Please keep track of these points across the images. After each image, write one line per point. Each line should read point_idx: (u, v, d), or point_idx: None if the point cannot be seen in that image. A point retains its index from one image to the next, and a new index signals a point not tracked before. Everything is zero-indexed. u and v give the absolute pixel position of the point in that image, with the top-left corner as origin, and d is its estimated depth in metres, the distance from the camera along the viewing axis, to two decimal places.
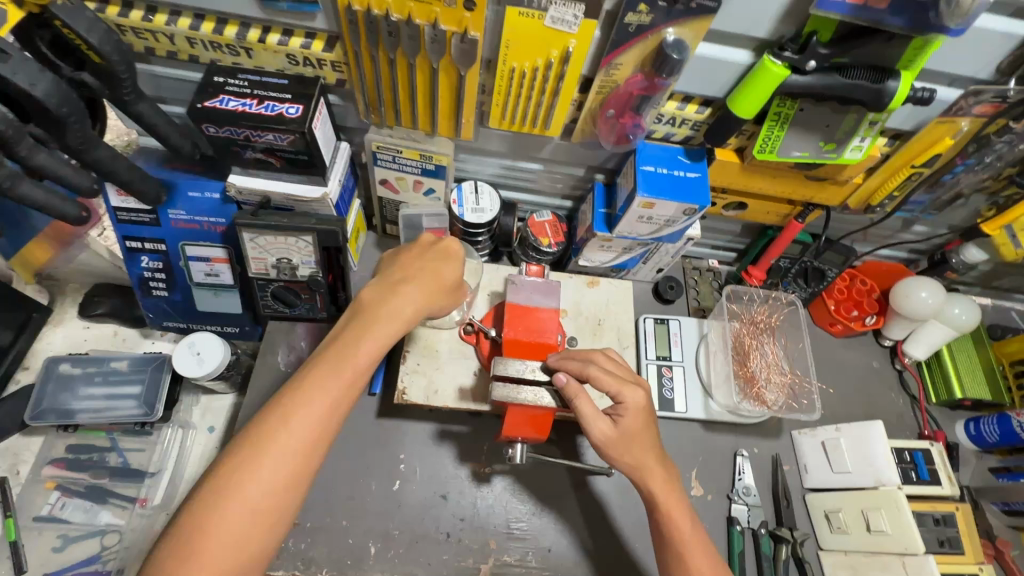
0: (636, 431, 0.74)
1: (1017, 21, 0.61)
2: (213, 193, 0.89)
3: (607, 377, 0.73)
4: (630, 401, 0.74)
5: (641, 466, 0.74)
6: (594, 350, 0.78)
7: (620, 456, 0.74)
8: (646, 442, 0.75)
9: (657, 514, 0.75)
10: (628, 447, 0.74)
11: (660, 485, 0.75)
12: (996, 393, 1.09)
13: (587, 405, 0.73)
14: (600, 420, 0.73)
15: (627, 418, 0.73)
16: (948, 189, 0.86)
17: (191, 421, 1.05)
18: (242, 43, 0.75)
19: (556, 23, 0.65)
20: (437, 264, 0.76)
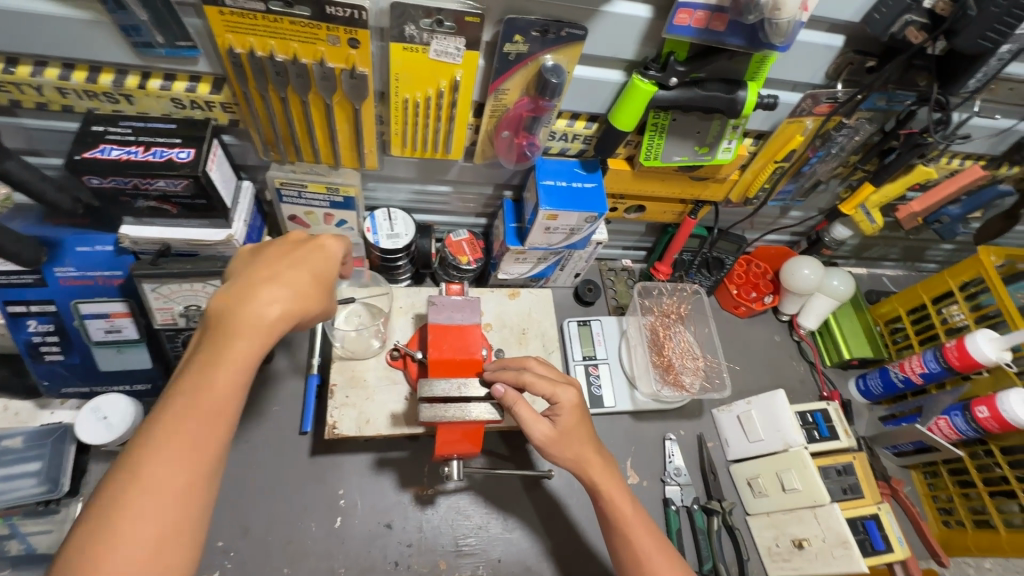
0: (567, 429, 0.79)
1: (833, 36, 0.72)
2: (105, 246, 0.85)
3: (541, 382, 0.78)
4: (563, 399, 0.79)
5: (582, 459, 0.79)
6: (528, 357, 0.83)
7: (563, 450, 0.79)
8: (582, 436, 0.79)
9: (597, 499, 0.80)
10: (567, 443, 0.79)
11: (602, 473, 0.79)
12: (877, 350, 1.24)
13: (528, 411, 0.78)
14: (539, 423, 0.78)
15: (563, 415, 0.79)
16: (809, 178, 0.98)
17: (105, 491, 0.97)
18: (120, 90, 0.72)
19: (440, 55, 0.69)
20: (274, 275, 0.64)
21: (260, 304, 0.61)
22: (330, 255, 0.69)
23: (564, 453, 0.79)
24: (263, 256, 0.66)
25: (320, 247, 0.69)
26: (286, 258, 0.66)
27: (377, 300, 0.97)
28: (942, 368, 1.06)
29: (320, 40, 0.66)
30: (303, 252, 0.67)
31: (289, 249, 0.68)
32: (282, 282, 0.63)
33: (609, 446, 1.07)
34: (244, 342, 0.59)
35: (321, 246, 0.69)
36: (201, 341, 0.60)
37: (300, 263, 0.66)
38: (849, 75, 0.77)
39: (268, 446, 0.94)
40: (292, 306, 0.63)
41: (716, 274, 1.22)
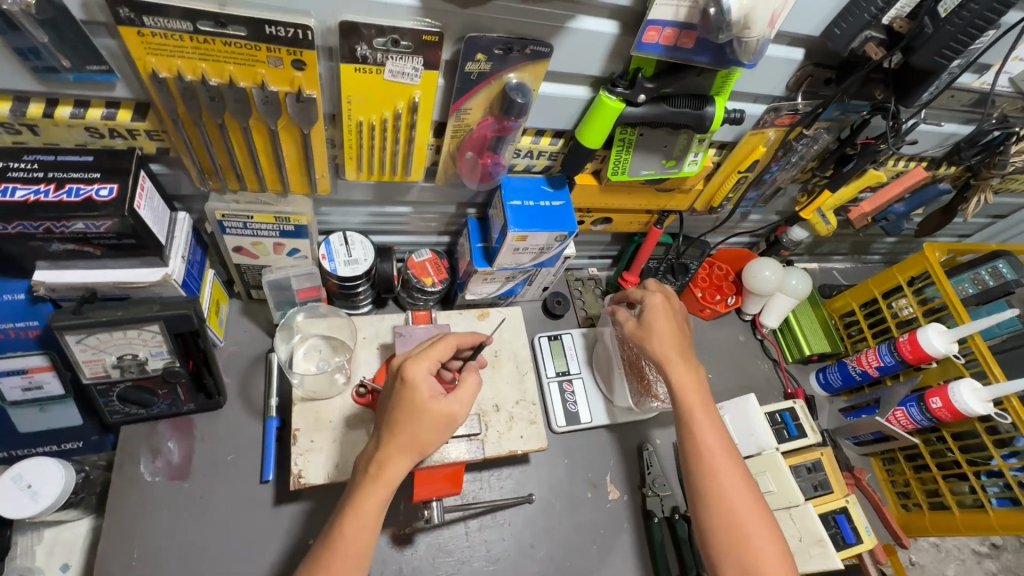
0: (669, 322, 0.92)
1: (794, 49, 0.72)
2: (15, 295, 0.73)
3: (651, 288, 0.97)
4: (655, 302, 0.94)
5: (666, 356, 0.89)
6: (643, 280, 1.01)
7: (654, 344, 0.90)
8: (675, 336, 0.90)
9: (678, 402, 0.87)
10: (655, 335, 0.90)
11: (680, 373, 0.87)
12: (834, 344, 1.28)
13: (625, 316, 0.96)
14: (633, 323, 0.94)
15: (656, 314, 0.92)
16: (770, 186, 0.99)
17: (36, 565, 0.87)
18: (21, 120, 0.62)
19: (396, 76, 0.63)
20: (417, 374, 0.70)
21: (388, 470, 0.67)
22: (421, 388, 0.69)
23: (656, 349, 0.90)
24: (381, 402, 0.73)
25: (411, 380, 0.70)
26: (388, 404, 0.71)
27: (339, 333, 0.93)
28: (897, 361, 1.11)
29: (261, 62, 0.59)
30: (398, 393, 0.70)
31: (391, 392, 0.71)
32: (399, 449, 0.68)
33: (589, 462, 1.06)
34: (390, 476, 0.68)
35: (412, 380, 0.70)
36: (356, 480, 0.69)
37: (398, 417, 0.69)
38: (808, 87, 0.78)
39: (226, 500, 0.86)
40: (408, 446, 0.68)
41: (681, 278, 1.19)
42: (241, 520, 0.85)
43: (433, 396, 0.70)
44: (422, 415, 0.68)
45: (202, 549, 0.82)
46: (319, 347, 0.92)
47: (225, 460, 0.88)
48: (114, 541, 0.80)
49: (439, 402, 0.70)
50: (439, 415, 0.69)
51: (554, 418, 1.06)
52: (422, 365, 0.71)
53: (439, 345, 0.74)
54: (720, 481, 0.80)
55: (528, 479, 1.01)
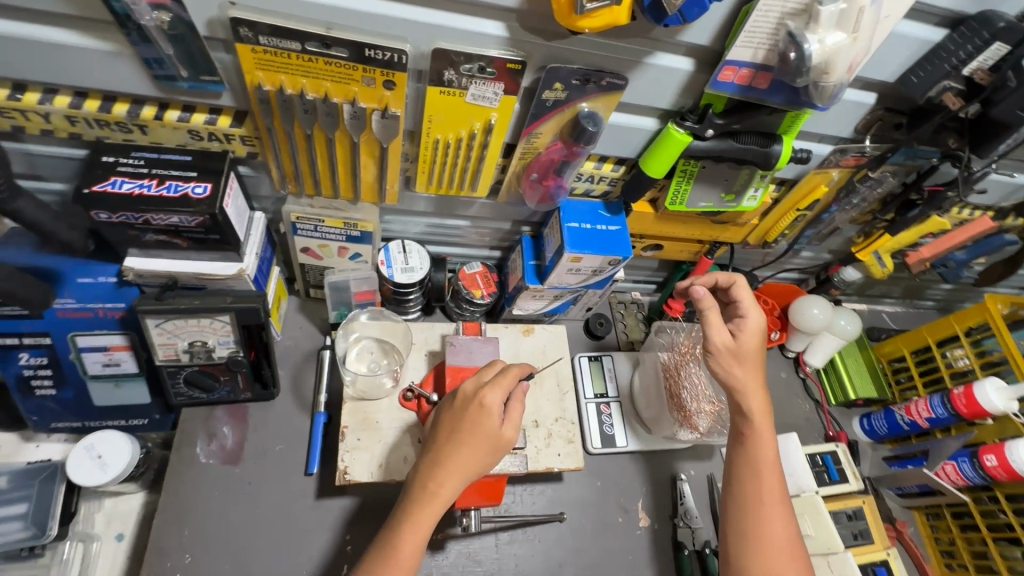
0: (753, 349, 0.85)
1: (867, 93, 0.73)
2: (108, 278, 0.80)
3: (749, 298, 0.88)
4: (746, 323, 0.86)
5: (747, 390, 0.84)
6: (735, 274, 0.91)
7: (729, 369, 0.84)
8: (755, 366, 0.85)
9: (744, 441, 0.84)
10: (735, 359, 0.84)
11: (758, 412, 0.84)
12: (881, 389, 1.25)
13: (714, 316, 0.85)
14: (720, 330, 0.85)
15: (746, 335, 0.86)
16: (827, 225, 0.98)
17: (94, 531, 0.92)
18: (135, 120, 0.68)
19: (477, 99, 0.67)
20: (489, 403, 0.74)
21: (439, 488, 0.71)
22: (496, 417, 0.73)
23: (731, 375, 0.84)
24: (443, 420, 0.76)
25: (483, 406, 0.73)
26: (457, 425, 0.74)
27: (390, 337, 0.96)
28: (950, 414, 1.07)
29: (355, 81, 0.63)
30: (472, 417, 0.73)
31: (461, 412, 0.74)
32: (464, 471, 0.72)
33: (621, 487, 1.05)
34: (445, 496, 0.71)
35: (487, 406, 0.74)
36: (410, 492, 0.73)
37: (467, 440, 0.72)
38: (878, 131, 0.78)
39: (272, 488, 0.90)
40: (468, 470, 0.72)
41: None
42: (285, 509, 0.88)
43: (500, 422, 0.74)
44: (490, 441, 0.73)
45: (247, 534, 0.86)
46: (371, 348, 0.95)
47: (274, 450, 0.92)
48: (167, 517, 0.84)
49: (505, 428, 0.74)
50: (500, 441, 0.74)
51: (589, 439, 1.07)
52: (498, 392, 0.75)
53: (510, 373, 0.77)
54: (765, 524, 0.79)
55: (560, 498, 1.02)
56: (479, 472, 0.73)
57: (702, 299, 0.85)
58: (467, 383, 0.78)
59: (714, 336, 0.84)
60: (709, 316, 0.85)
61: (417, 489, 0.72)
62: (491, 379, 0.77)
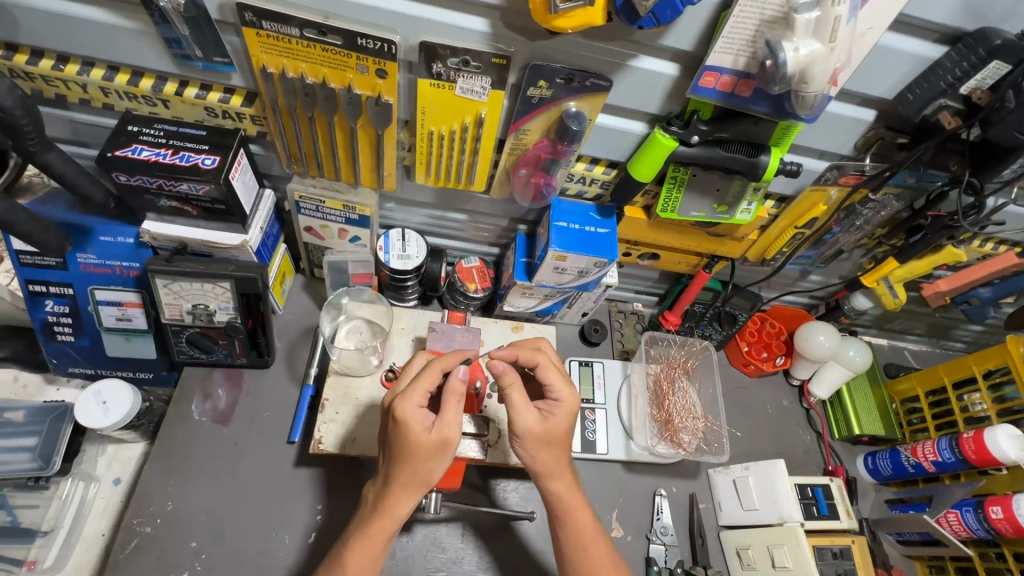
0: (558, 437, 0.79)
1: (864, 109, 0.71)
2: (126, 239, 0.88)
3: (559, 380, 0.81)
4: (557, 407, 0.80)
5: (549, 473, 0.80)
6: (539, 353, 0.84)
7: (534, 453, 0.78)
8: (558, 452, 0.79)
9: (560, 523, 0.81)
10: (544, 445, 0.78)
11: (563, 495, 0.80)
12: (889, 428, 1.18)
13: (518, 395, 0.78)
14: (531, 411, 0.77)
15: (555, 420, 0.79)
16: (830, 247, 0.95)
17: (95, 473, 1.00)
18: (159, 95, 0.75)
19: (464, 92, 0.70)
20: (410, 416, 0.71)
21: (395, 509, 0.73)
22: (417, 431, 0.70)
23: (538, 459, 0.79)
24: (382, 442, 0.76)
25: (400, 424, 0.71)
26: (390, 445, 0.73)
27: (380, 320, 1.00)
28: (957, 459, 1.00)
29: (350, 68, 0.68)
30: (396, 436, 0.72)
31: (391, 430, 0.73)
32: (409, 486, 0.72)
33: (596, 494, 1.04)
34: (399, 514, 0.73)
35: (403, 420, 0.71)
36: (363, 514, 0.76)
37: (402, 459, 0.71)
38: (879, 149, 0.76)
39: (255, 451, 0.94)
40: (415, 482, 0.73)
41: (728, 328, 1.18)
42: (263, 473, 0.93)
43: (429, 428, 0.72)
44: (419, 453, 0.71)
45: (226, 490, 0.90)
46: (361, 329, 0.99)
47: (261, 416, 0.97)
48: (156, 466, 0.90)
49: (430, 434, 0.71)
50: (436, 446, 0.71)
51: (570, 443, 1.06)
52: (413, 401, 0.72)
53: (425, 377, 0.74)
54: None
55: (533, 497, 1.00)
56: (430, 480, 0.73)
57: (500, 372, 0.79)
58: (387, 395, 0.75)
59: (517, 416, 0.77)
60: (512, 392, 0.77)
61: (371, 504, 0.75)
62: (406, 388, 0.73)
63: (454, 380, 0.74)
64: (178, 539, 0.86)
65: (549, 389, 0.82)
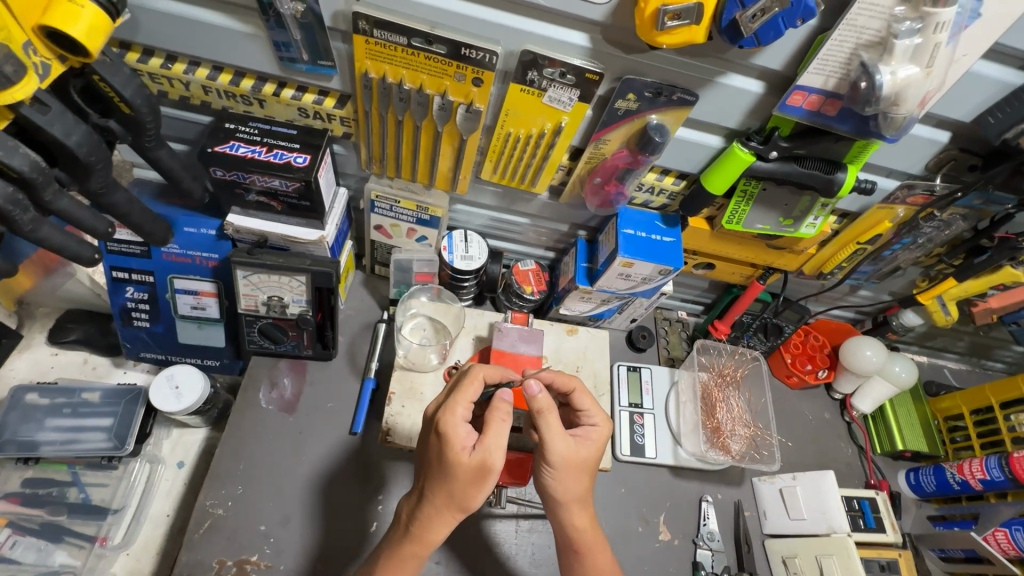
0: (588, 466, 0.80)
1: (941, 131, 0.73)
2: (208, 230, 0.91)
3: (594, 407, 0.85)
4: (590, 435, 0.82)
5: (573, 503, 0.80)
6: (575, 380, 0.85)
7: (563, 481, 0.78)
8: (585, 482, 0.80)
9: (580, 555, 0.81)
10: (575, 475, 0.79)
11: (582, 529, 0.81)
12: (932, 445, 1.19)
13: (551, 422, 0.77)
14: (566, 439, 0.77)
15: (588, 448, 0.80)
16: (889, 263, 0.97)
17: (160, 455, 1.04)
18: (257, 95, 0.79)
19: (554, 102, 0.73)
20: (454, 435, 0.73)
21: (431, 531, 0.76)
22: (458, 451, 0.72)
23: (566, 489, 0.79)
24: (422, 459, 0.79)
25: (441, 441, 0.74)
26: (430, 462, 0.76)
27: (443, 317, 1.03)
28: (1007, 478, 1.01)
29: (448, 76, 0.71)
30: (437, 453, 0.74)
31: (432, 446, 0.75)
32: (445, 507, 0.75)
33: (643, 497, 1.06)
34: (435, 536, 0.76)
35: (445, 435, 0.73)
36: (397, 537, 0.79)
37: (441, 477, 0.74)
38: (950, 170, 0.78)
39: (319, 440, 0.97)
40: (449, 503, 0.74)
41: (773, 339, 1.21)
42: (326, 462, 0.95)
43: (470, 449, 0.73)
44: (457, 475, 0.73)
45: (291, 477, 0.93)
46: (424, 326, 1.02)
47: (324, 406, 1.00)
48: (226, 450, 0.93)
49: (469, 455, 0.73)
50: (474, 467, 0.72)
51: (619, 446, 1.08)
52: (456, 417, 0.74)
53: (467, 392, 0.77)
54: None
55: None
56: (467, 505, 0.75)
57: (538, 397, 0.76)
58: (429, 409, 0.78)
59: (552, 444, 0.76)
60: (546, 419, 0.77)
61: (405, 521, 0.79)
62: (450, 404, 0.76)
63: (499, 401, 0.75)
64: (248, 522, 0.88)
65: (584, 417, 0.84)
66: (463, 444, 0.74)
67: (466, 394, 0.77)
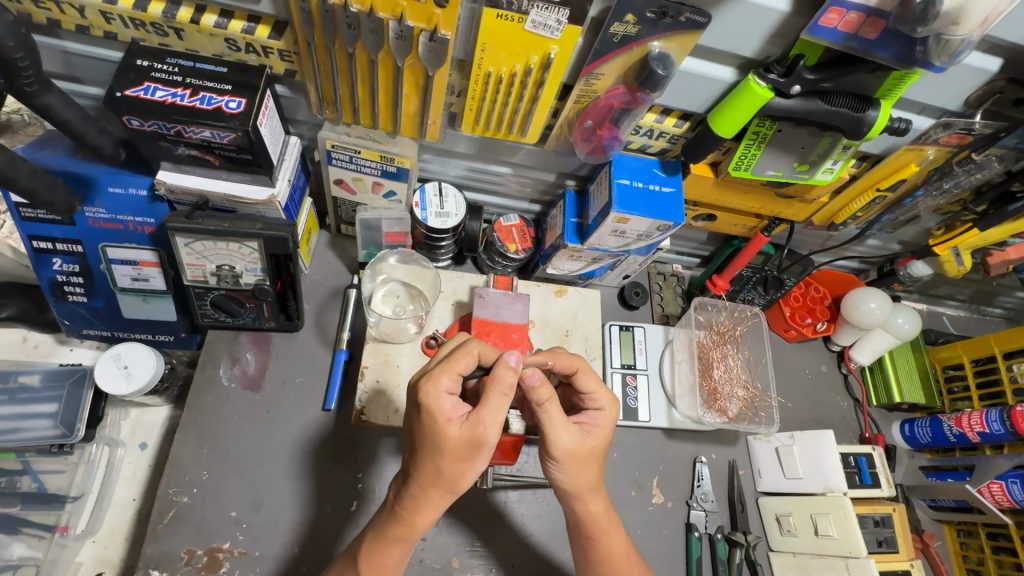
0: (597, 454, 0.72)
1: (994, 58, 0.62)
2: (139, 190, 0.78)
3: (600, 390, 0.74)
4: (596, 421, 0.73)
5: (585, 492, 0.73)
6: (578, 359, 0.74)
7: (572, 473, 0.71)
8: (594, 470, 0.73)
9: (593, 541, 0.76)
10: (582, 465, 0.71)
11: (599, 514, 0.75)
12: (929, 397, 1.16)
13: (554, 412, 0.68)
14: (570, 430, 0.69)
15: (594, 436, 0.72)
16: (908, 211, 0.88)
17: (120, 438, 0.97)
18: (170, 23, 0.64)
19: (537, 27, 0.60)
20: (438, 407, 0.62)
21: (416, 513, 0.67)
22: (444, 422, 0.62)
23: (575, 479, 0.71)
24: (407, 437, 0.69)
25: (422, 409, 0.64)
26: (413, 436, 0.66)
27: (418, 283, 0.94)
28: (1007, 431, 0.98)
29: None
30: (420, 423, 0.64)
31: (415, 420, 0.65)
32: (434, 487, 0.66)
33: (637, 461, 1.02)
34: (422, 518, 0.67)
35: (430, 406, 0.63)
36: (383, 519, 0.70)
37: (428, 450, 0.64)
38: (993, 106, 0.68)
39: (290, 418, 0.90)
40: (433, 482, 0.65)
41: (773, 293, 1.11)
42: (298, 441, 0.89)
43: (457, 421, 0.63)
44: (444, 451, 0.63)
45: (260, 458, 0.86)
46: (397, 292, 0.93)
47: (294, 381, 0.92)
48: (187, 434, 0.86)
49: (459, 426, 0.63)
50: (461, 441, 0.62)
51: None
52: (441, 386, 0.64)
53: (457, 359, 0.65)
54: None
55: None
56: (454, 481, 0.65)
57: (536, 389, 0.66)
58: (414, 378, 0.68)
59: (556, 438, 0.68)
60: (547, 411, 0.67)
61: (392, 495, 0.70)
62: (435, 369, 0.65)
63: (500, 371, 0.62)
64: (217, 509, 0.82)
65: (590, 401, 0.74)
66: (452, 415, 0.63)
67: (453, 363, 0.65)
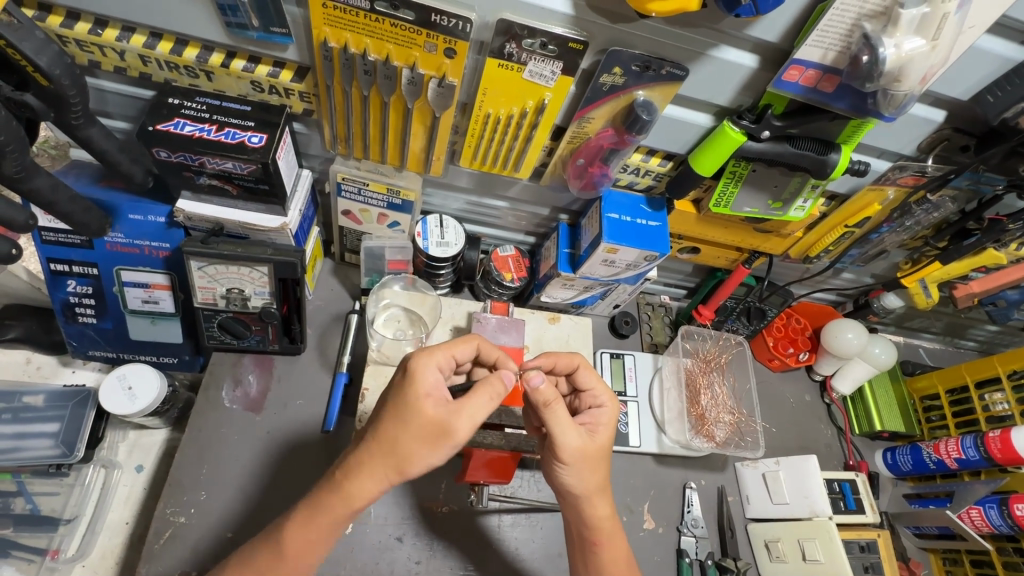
0: (604, 454, 0.77)
1: (937, 110, 0.70)
2: (157, 217, 0.83)
3: (599, 385, 0.81)
4: (601, 417, 0.78)
5: (594, 494, 0.76)
6: (577, 358, 0.81)
7: (581, 473, 0.75)
8: (602, 470, 0.76)
9: (596, 546, 0.77)
10: (592, 466, 0.75)
11: (606, 518, 0.77)
12: (910, 425, 1.20)
13: (559, 412, 0.72)
14: (578, 431, 0.74)
15: (600, 435, 0.77)
16: (875, 246, 0.96)
17: (117, 459, 0.97)
18: (202, 66, 0.71)
19: (534, 76, 0.67)
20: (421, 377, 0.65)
21: None
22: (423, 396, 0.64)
23: (585, 480, 0.75)
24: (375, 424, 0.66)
25: (418, 391, 0.64)
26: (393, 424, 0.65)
27: (418, 308, 0.98)
28: (981, 457, 1.02)
29: (417, 46, 0.65)
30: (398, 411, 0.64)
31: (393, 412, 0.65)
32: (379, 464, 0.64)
33: (629, 487, 1.04)
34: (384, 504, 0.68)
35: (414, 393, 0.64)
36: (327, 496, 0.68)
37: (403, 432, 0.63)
38: (942, 151, 0.76)
39: (290, 439, 0.92)
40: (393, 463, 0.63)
41: (755, 323, 1.19)
42: (295, 461, 0.90)
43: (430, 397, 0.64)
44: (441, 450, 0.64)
45: (256, 478, 0.88)
46: (399, 317, 0.97)
47: (293, 404, 0.94)
48: (187, 454, 0.87)
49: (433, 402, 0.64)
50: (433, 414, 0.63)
51: None
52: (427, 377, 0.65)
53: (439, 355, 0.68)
54: None
55: None
56: (428, 473, 0.66)
57: (540, 389, 0.71)
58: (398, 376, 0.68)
59: (565, 438, 0.72)
60: (552, 411, 0.72)
61: None
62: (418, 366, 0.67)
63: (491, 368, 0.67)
64: (212, 528, 0.83)
65: (591, 398, 0.80)
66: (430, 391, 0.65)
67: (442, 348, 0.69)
